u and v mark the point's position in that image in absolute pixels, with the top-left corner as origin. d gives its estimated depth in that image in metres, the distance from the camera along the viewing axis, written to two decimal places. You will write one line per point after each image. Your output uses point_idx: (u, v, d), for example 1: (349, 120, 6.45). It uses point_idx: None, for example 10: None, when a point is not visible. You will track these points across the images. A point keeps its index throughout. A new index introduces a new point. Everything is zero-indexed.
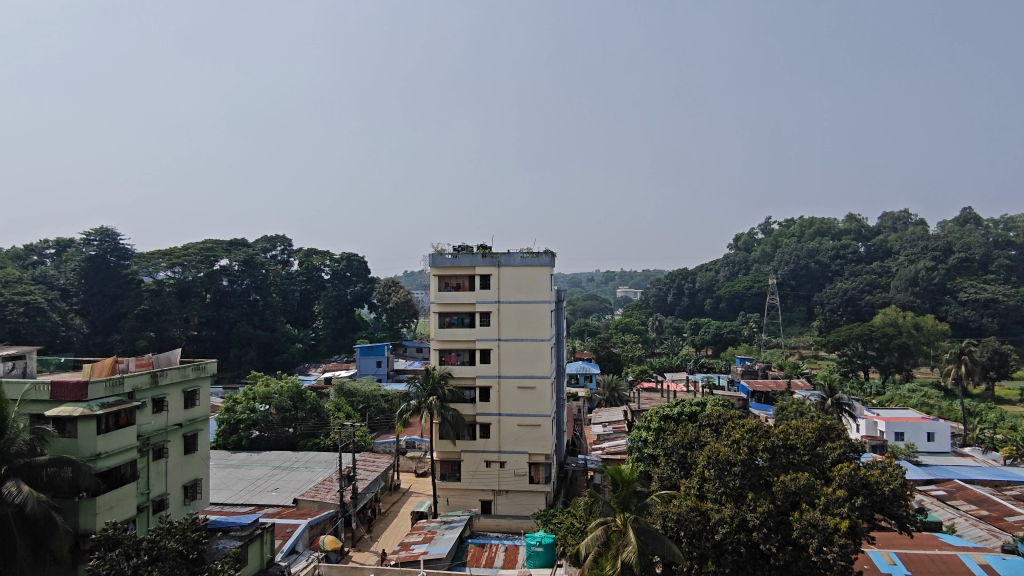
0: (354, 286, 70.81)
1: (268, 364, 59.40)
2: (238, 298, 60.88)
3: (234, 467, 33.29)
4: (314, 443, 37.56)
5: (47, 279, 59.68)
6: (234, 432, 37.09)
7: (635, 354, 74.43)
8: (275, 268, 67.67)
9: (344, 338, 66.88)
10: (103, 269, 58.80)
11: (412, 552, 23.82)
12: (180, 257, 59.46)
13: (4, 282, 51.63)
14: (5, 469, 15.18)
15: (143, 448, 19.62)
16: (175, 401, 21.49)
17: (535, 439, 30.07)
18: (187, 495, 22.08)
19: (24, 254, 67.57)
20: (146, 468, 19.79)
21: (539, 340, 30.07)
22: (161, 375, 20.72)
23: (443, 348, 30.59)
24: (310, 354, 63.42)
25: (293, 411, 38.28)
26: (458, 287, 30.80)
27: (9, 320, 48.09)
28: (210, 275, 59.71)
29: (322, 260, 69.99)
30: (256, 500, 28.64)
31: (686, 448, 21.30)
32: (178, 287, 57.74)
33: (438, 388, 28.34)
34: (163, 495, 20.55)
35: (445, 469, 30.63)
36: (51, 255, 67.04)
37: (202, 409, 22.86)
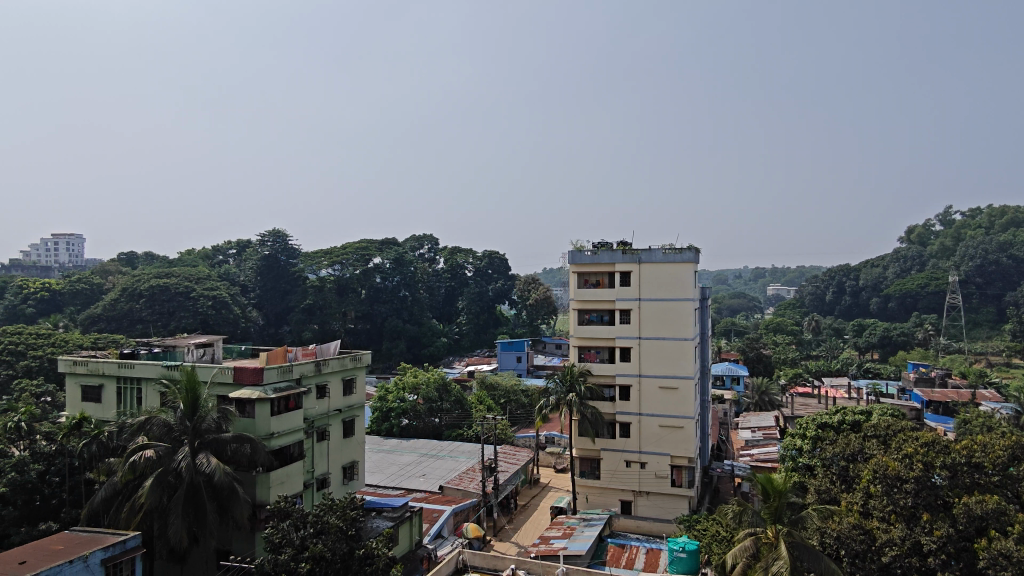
0: (495, 282, 72.74)
1: (417, 356, 62.73)
2: (390, 294, 64.81)
3: (386, 452, 35.58)
4: (458, 433, 39.12)
5: (231, 276, 67.43)
6: (386, 419, 39.76)
7: (789, 357, 69.48)
8: (422, 266, 71.25)
9: (486, 333, 68.95)
10: (275, 268, 65.54)
11: (552, 546, 24.04)
12: (339, 256, 64.66)
13: (197, 279, 59.03)
14: (198, 442, 17.38)
15: (309, 430, 21.60)
16: (336, 389, 23.36)
17: (678, 441, 29.07)
18: (346, 476, 23.95)
19: (213, 254, 76.80)
20: (311, 449, 21.72)
21: (682, 339, 29.02)
22: (324, 363, 22.55)
23: (582, 345, 30.57)
24: (455, 348, 66.09)
25: (439, 402, 40.09)
26: (597, 284, 30.56)
27: (201, 311, 54.90)
28: (365, 271, 64.01)
29: (466, 258, 72.56)
30: (406, 485, 30.36)
31: (849, 460, 19.63)
32: (337, 283, 63.43)
33: (577, 385, 28.39)
34: (325, 474, 22.47)
35: (584, 466, 30.61)
36: (234, 255, 75.62)
37: (359, 397, 24.63)
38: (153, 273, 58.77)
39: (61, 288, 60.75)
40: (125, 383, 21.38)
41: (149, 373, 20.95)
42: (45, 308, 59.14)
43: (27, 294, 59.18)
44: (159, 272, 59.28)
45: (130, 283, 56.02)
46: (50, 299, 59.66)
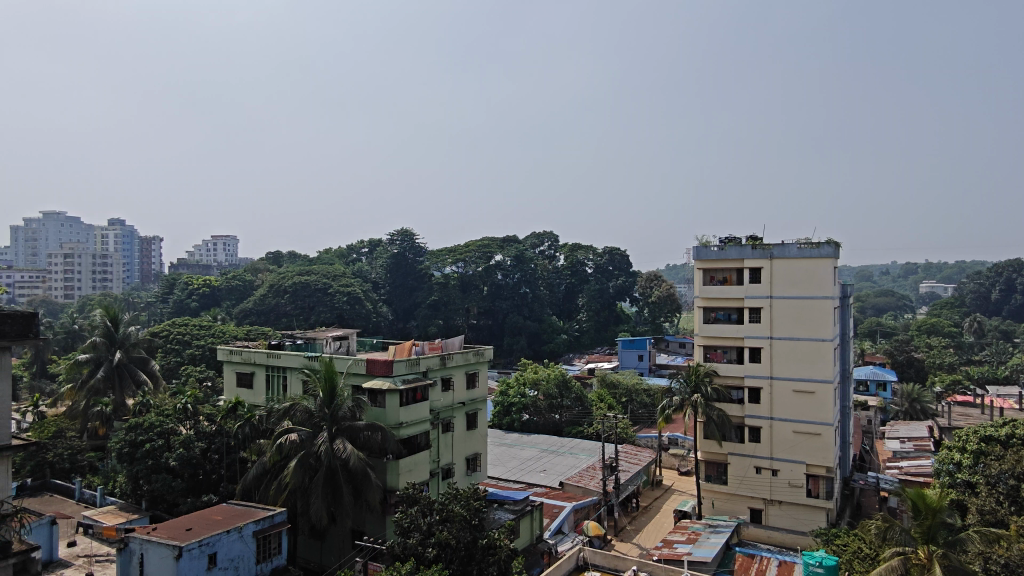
0: (616, 279, 71.63)
1: (538, 352, 63.41)
2: (511, 291, 65.89)
3: (507, 446, 36.32)
4: (578, 430, 39.02)
5: (364, 274, 71.68)
6: (507, 414, 40.61)
7: (945, 362, 62.64)
8: (543, 263, 71.75)
9: (607, 330, 68.26)
10: (404, 265, 68.88)
11: (675, 551, 23.44)
12: (462, 254, 66.70)
13: (334, 276, 63.34)
14: (335, 428, 18.69)
15: (435, 421, 22.50)
16: (460, 382, 24.16)
17: (815, 449, 27.17)
18: (469, 467, 24.70)
19: (348, 253, 82.04)
20: (437, 439, 22.63)
21: (820, 339, 27.10)
22: (449, 357, 23.35)
23: (708, 344, 29.38)
24: (575, 345, 66.05)
25: (559, 399, 40.17)
26: (725, 280, 29.20)
27: (337, 306, 58.99)
28: (487, 269, 65.51)
29: (586, 254, 72.07)
30: (526, 479, 30.81)
31: (1020, 479, 17.44)
32: (461, 280, 65.78)
33: (702, 386, 27.38)
34: (450, 464, 23.32)
35: (710, 470, 29.48)
36: (366, 253, 80.26)
37: (481, 391, 25.30)
38: (296, 270, 63.76)
39: (219, 284, 67.64)
40: (273, 372, 23.41)
41: (293, 363, 22.74)
42: (207, 302, 66.22)
43: (192, 290, 66.49)
44: (301, 270, 64.31)
45: (276, 280, 61.20)
46: (210, 294, 66.63)
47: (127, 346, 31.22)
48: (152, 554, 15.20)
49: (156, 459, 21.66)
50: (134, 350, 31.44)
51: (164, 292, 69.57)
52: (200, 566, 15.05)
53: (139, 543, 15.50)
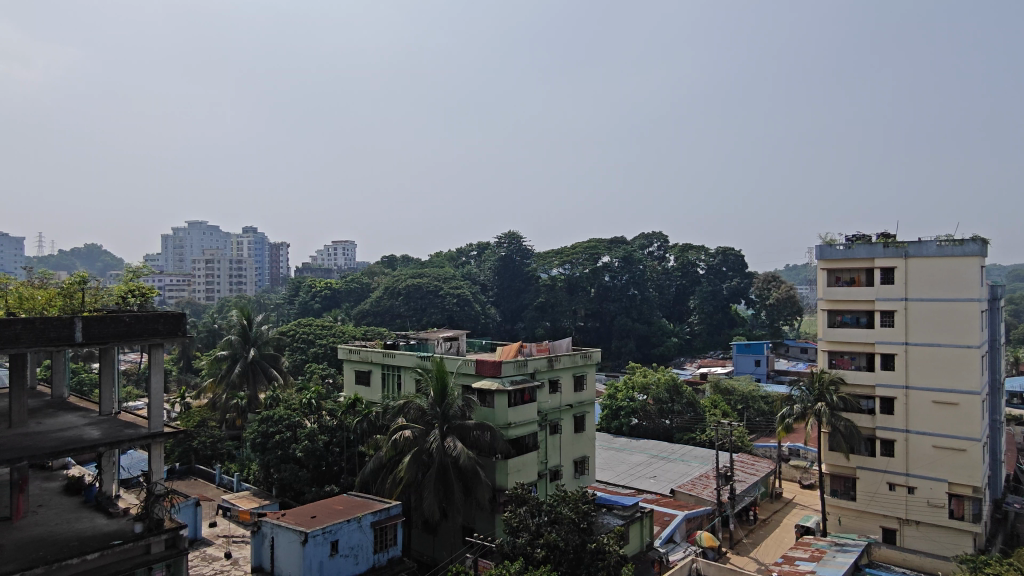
0: (731, 281, 68.66)
1: (647, 356, 62.06)
2: (619, 293, 64.89)
3: (616, 451, 35.79)
4: (690, 437, 37.64)
5: (473, 276, 73.35)
6: (616, 418, 40.05)
7: None
8: (652, 264, 70.13)
9: (721, 334, 65.59)
10: (511, 267, 69.84)
11: (797, 568, 22.10)
12: (570, 255, 66.57)
13: (444, 278, 65.30)
14: (446, 426, 19.24)
15: (542, 422, 22.56)
16: (568, 385, 24.08)
17: (960, 467, 24.62)
18: (577, 470, 24.57)
19: (458, 256, 84.33)
20: (544, 441, 22.70)
21: (967, 346, 24.55)
22: (556, 359, 23.32)
23: (833, 350, 27.48)
24: (686, 349, 63.98)
25: (670, 404, 39.11)
26: (852, 282, 27.19)
27: (447, 308, 60.81)
28: (594, 271, 65.05)
29: (698, 255, 69.61)
30: (636, 485, 30.20)
31: None
32: (568, 282, 65.77)
33: (827, 394, 25.61)
34: (558, 466, 23.31)
35: (836, 485, 27.56)
36: (475, 256, 82.03)
37: (589, 393, 25.10)
38: (409, 273, 66.38)
39: (339, 286, 71.76)
40: (388, 370, 24.46)
41: (406, 362, 23.62)
42: (329, 304, 70.47)
43: (315, 292, 71.09)
44: (414, 273, 66.86)
45: (391, 282, 64.03)
46: (331, 296, 70.87)
47: (260, 344, 33.71)
48: (282, 537, 16.36)
49: (284, 450, 23.29)
50: (266, 347, 33.87)
51: (291, 294, 74.84)
52: (323, 551, 15.99)
53: (270, 527, 16.72)
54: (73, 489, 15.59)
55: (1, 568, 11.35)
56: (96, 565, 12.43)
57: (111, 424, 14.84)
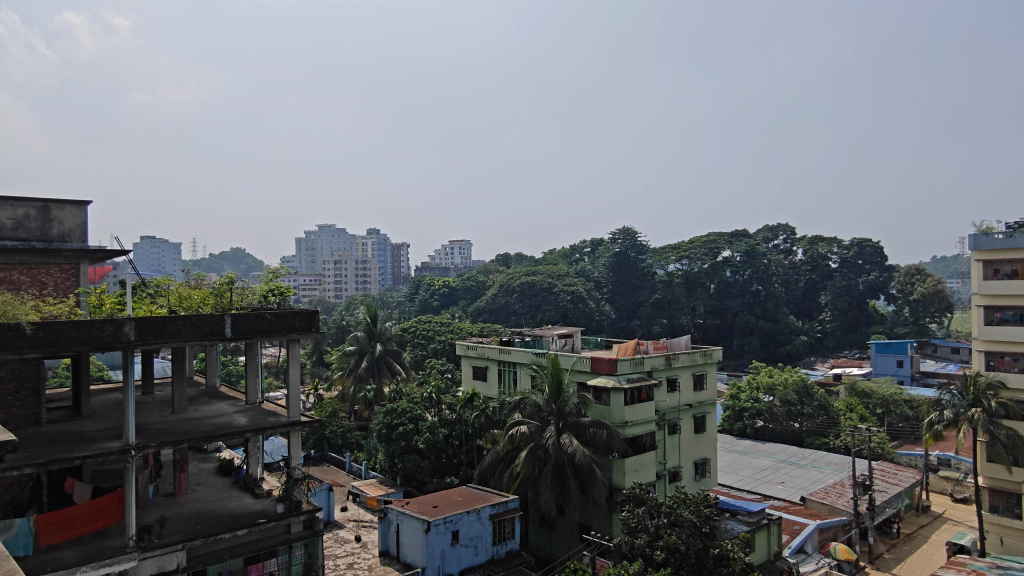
0: (868, 274, 63.54)
1: (773, 355, 58.82)
2: (741, 289, 61.92)
3: (739, 454, 34.33)
4: (822, 442, 35.31)
5: (587, 273, 73.08)
6: (739, 419, 38.53)
7: None
8: (778, 258, 66.41)
9: (856, 333, 60.81)
10: (626, 263, 68.82)
11: None
12: (687, 250, 64.62)
13: (559, 275, 65.46)
14: (562, 424, 19.29)
15: (661, 422, 22.03)
16: (687, 384, 23.35)
17: None
18: (698, 472, 23.81)
19: (572, 252, 84.25)
20: (663, 441, 22.14)
21: None
22: (674, 357, 22.66)
23: (990, 351, 24.79)
24: (817, 347, 59.95)
25: (799, 406, 36.76)
26: (1014, 274, 24.34)
27: (561, 305, 60.87)
28: (714, 265, 62.76)
29: (829, 247, 65.22)
30: (761, 490, 28.81)
31: None
32: (686, 278, 63.84)
33: (984, 400, 23.19)
34: (678, 468, 22.70)
35: (995, 500, 24.85)
36: (589, 253, 81.53)
37: (710, 393, 24.22)
38: (523, 271, 67.20)
39: (457, 284, 74.03)
40: (505, 367, 24.90)
41: (522, 359, 23.94)
42: (447, 302, 72.89)
43: (435, 290, 73.80)
44: (528, 270, 67.67)
45: (506, 280, 65.23)
46: (449, 294, 73.26)
47: (384, 339, 35.48)
48: (406, 525, 17.12)
49: (407, 441, 24.40)
50: (389, 342, 35.60)
51: (411, 292, 78.24)
52: (445, 540, 16.58)
53: (396, 514, 17.56)
54: (224, 471, 17.21)
55: (167, 539, 12.76)
56: (245, 541, 13.61)
57: (256, 412, 16.20)
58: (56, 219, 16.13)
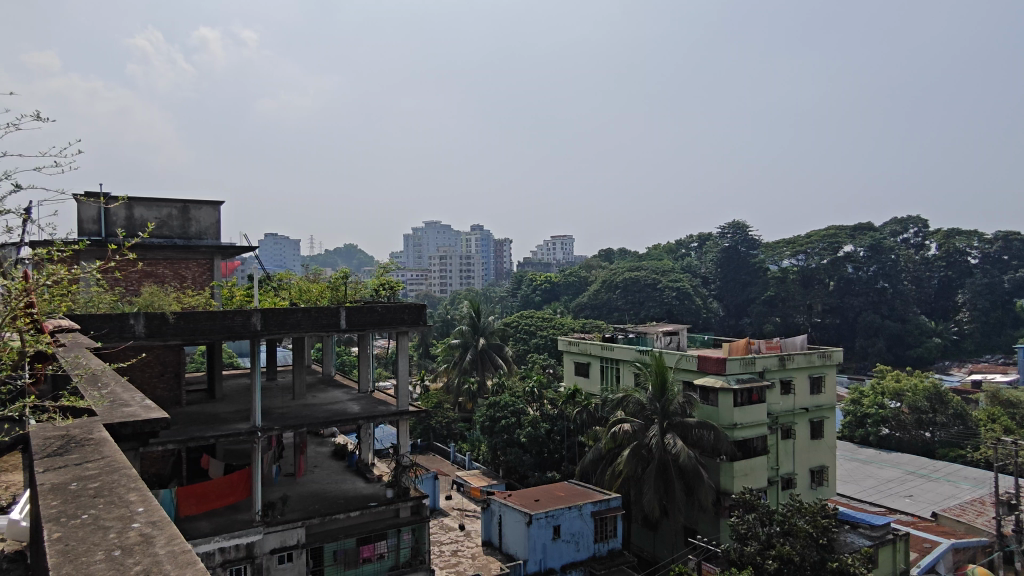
0: (1014, 271, 57.48)
1: (901, 358, 54.35)
2: (865, 286, 57.71)
3: (860, 463, 32.15)
4: (958, 455, 32.34)
5: (693, 269, 70.93)
6: (861, 426, 36.28)
7: None
8: (907, 253, 61.40)
9: (1000, 335, 55.03)
10: (735, 259, 66.19)
11: None
12: (804, 245, 61.84)
13: (664, 270, 63.81)
14: (666, 423, 18.82)
15: (773, 426, 21.00)
16: (803, 387, 22.08)
17: None
18: (814, 480, 22.51)
19: (678, 248, 81.99)
20: (775, 445, 21.10)
21: None
22: (789, 358, 21.51)
23: None
24: (952, 351, 54.87)
25: (931, 414, 33.58)
26: None
27: (666, 302, 59.32)
28: (834, 261, 59.11)
29: (968, 241, 59.66)
30: (887, 503, 26.83)
31: None
32: (801, 274, 60.35)
33: None
34: (791, 474, 21.57)
35: None
36: (696, 248, 78.98)
37: (829, 397, 22.79)
38: (627, 266, 66.20)
39: (559, 280, 74.10)
40: (607, 363, 24.65)
41: (625, 356, 23.57)
42: (548, 297, 73.20)
43: (536, 285, 74.34)
44: (631, 265, 66.58)
45: (609, 275, 64.58)
46: (551, 289, 73.53)
47: (488, 334, 36.10)
48: (508, 517, 17.35)
49: (509, 434, 24.72)
50: (493, 336, 36.18)
51: (514, 287, 79.25)
52: (546, 535, 16.67)
53: (498, 506, 17.86)
54: (339, 455, 18.20)
55: (289, 516, 13.68)
56: (358, 522, 14.29)
57: (368, 400, 17.00)
58: (194, 218, 17.61)
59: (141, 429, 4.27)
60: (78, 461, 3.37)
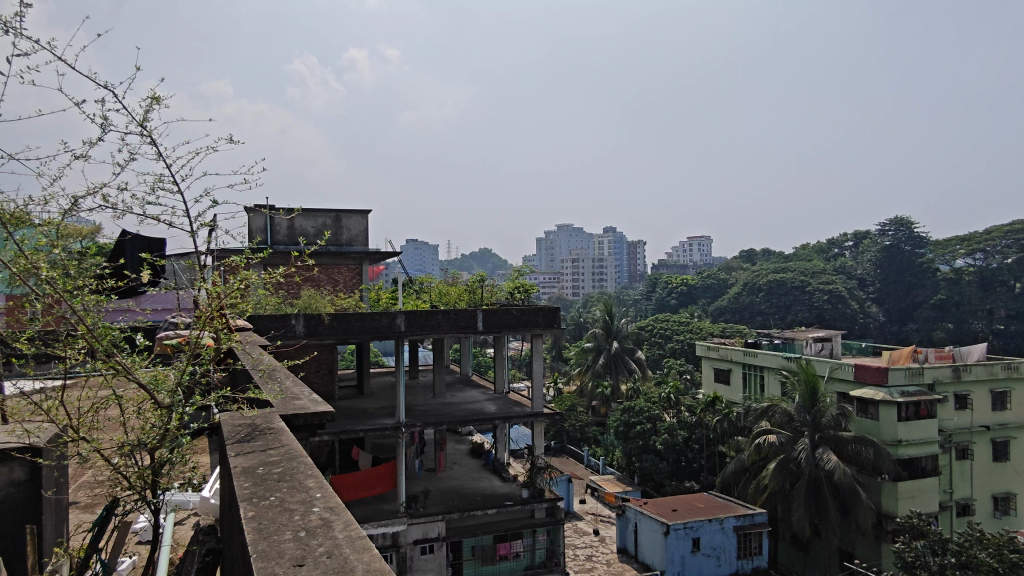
0: None
1: None
2: None
3: None
4: None
5: (847, 270, 65.54)
6: None
7: None
8: None
9: None
10: (898, 259, 60.31)
11: None
12: (981, 243, 55.63)
13: (813, 272, 59.08)
14: (818, 436, 17.47)
15: (946, 444, 18.84)
16: (983, 402, 19.61)
17: None
18: (997, 508, 19.92)
19: (829, 248, 76.19)
20: (948, 466, 18.91)
21: None
22: (966, 370, 19.21)
23: None
24: None
25: None
26: None
27: (817, 306, 55.25)
28: (1020, 260, 52.62)
29: None
30: None
31: None
32: (980, 275, 53.64)
33: None
34: (968, 500, 19.23)
35: None
36: (850, 247, 72.87)
37: (1015, 415, 20.05)
38: (772, 267, 62.53)
39: (696, 282, 71.50)
40: (750, 370, 23.43)
41: (770, 363, 22.22)
42: (685, 300, 71.01)
43: (672, 288, 72.40)
44: (776, 266, 62.82)
45: (751, 277, 61.44)
46: (688, 292, 71.18)
47: (621, 337, 35.59)
48: (645, 525, 17.07)
49: (645, 440, 24.19)
50: (627, 340, 35.63)
51: (648, 290, 77.66)
52: (685, 547, 16.17)
53: (634, 513, 17.59)
54: (477, 453, 18.76)
55: (430, 510, 14.29)
56: (495, 520, 14.61)
57: (504, 401, 17.37)
58: (345, 226, 18.98)
59: (309, 421, 4.60)
60: (262, 448, 3.71)
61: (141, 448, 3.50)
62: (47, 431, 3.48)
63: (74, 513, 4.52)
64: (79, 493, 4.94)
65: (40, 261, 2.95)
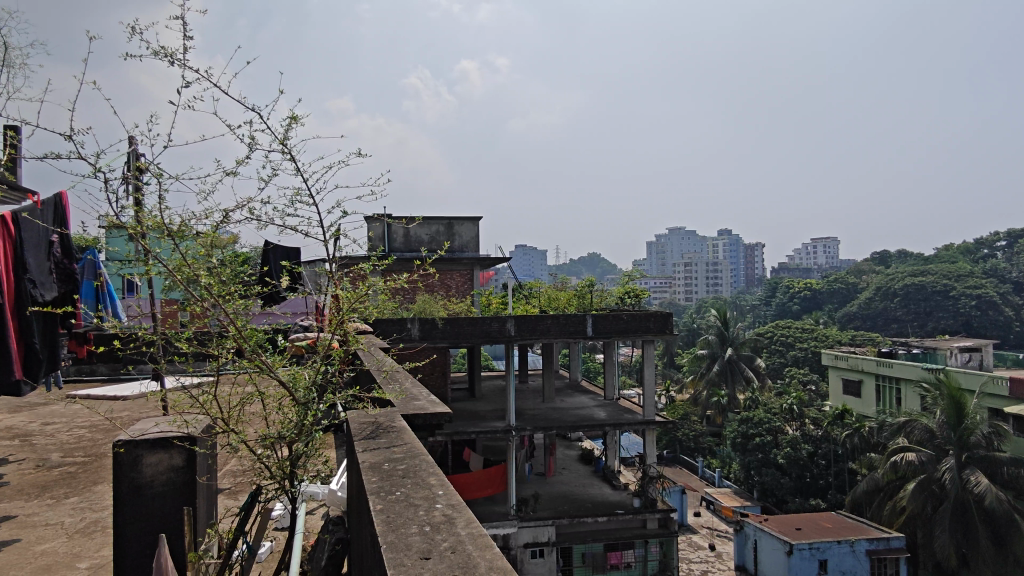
0: None
1: None
2: None
3: None
4: None
5: (1000, 272, 59.00)
6: None
7: None
8: None
9: None
10: None
11: None
12: None
13: (958, 275, 53.70)
14: (966, 456, 15.84)
15: None
16: None
17: None
18: None
19: (978, 249, 68.91)
20: None
21: None
22: None
23: None
24: None
25: None
26: None
27: (963, 312, 50.09)
28: None
29: None
30: None
31: None
32: None
33: None
34: None
35: None
36: (1004, 247, 65.55)
37: None
38: (909, 270, 57.47)
39: (821, 286, 67.02)
40: (884, 382, 21.66)
41: (907, 374, 20.44)
42: (809, 305, 66.86)
43: (795, 293, 68.47)
44: (914, 269, 57.70)
45: (885, 281, 56.77)
46: (812, 297, 66.92)
47: (737, 344, 34.10)
48: (766, 543, 16.31)
49: (765, 453, 23.01)
50: (743, 348, 34.08)
51: (767, 295, 73.88)
52: (811, 568, 15.23)
53: (753, 530, 16.87)
54: (587, 459, 18.64)
55: (540, 514, 14.34)
56: (605, 528, 14.41)
57: (614, 407, 17.15)
58: (457, 233, 19.57)
59: (428, 421, 4.76)
60: (386, 445, 3.88)
61: (281, 441, 3.76)
62: (202, 423, 3.80)
63: (222, 499, 4.93)
64: (225, 480, 5.39)
65: (198, 269, 3.26)
